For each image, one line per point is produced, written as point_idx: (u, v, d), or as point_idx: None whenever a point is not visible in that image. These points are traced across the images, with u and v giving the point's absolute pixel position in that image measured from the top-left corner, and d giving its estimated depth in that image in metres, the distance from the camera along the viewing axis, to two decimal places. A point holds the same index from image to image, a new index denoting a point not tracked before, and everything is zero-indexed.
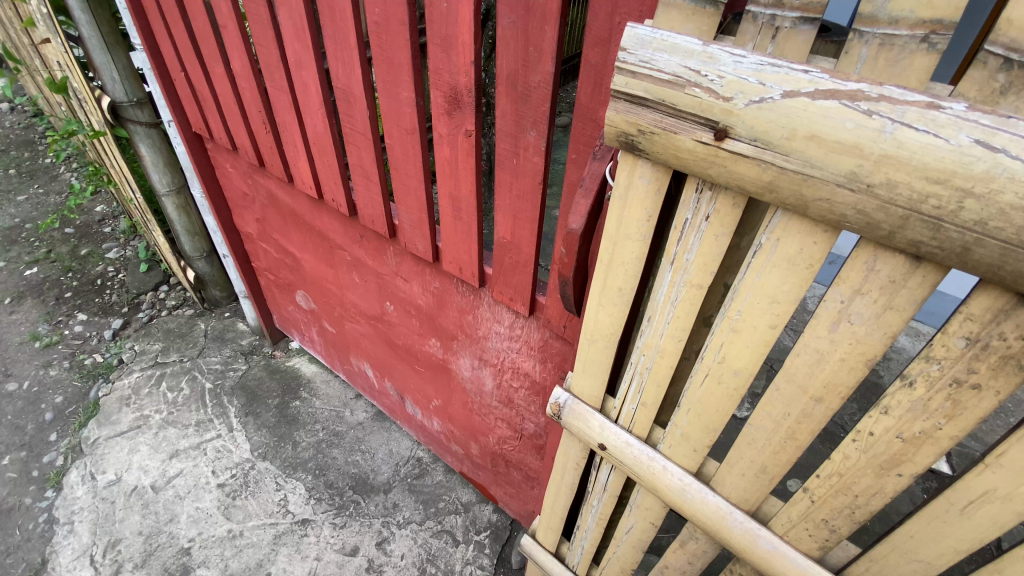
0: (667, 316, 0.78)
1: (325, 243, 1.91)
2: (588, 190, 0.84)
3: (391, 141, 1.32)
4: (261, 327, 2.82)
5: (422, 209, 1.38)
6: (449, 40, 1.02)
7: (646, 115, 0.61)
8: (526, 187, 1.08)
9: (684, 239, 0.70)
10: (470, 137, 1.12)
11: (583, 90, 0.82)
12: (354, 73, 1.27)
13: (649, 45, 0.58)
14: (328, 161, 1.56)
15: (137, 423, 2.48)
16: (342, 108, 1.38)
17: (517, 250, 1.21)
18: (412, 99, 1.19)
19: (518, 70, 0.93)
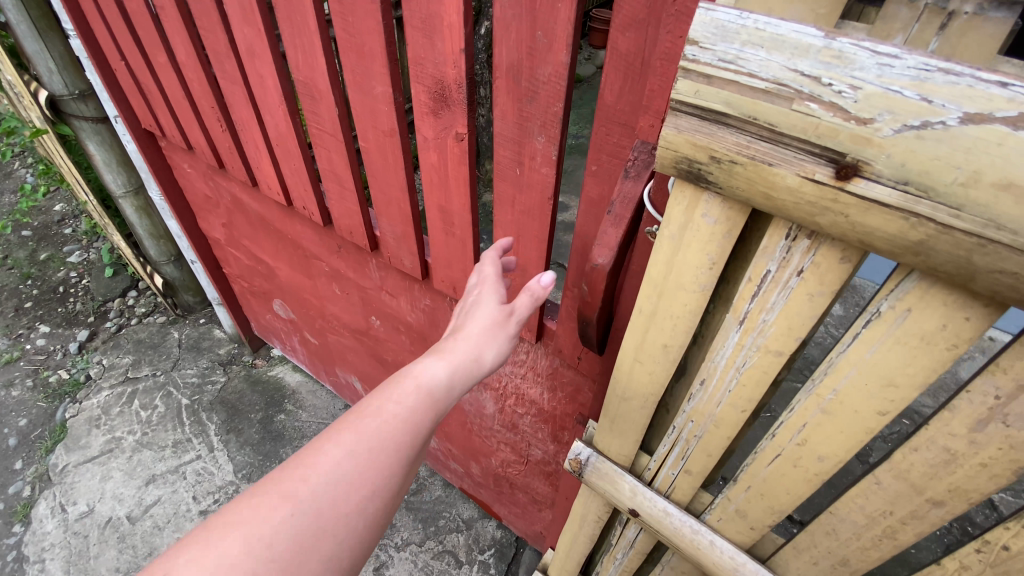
0: (729, 382, 0.61)
1: (299, 251, 1.71)
2: (618, 218, 0.64)
3: (366, 144, 1.12)
4: (238, 335, 2.62)
5: (407, 221, 1.18)
6: (430, 21, 0.81)
7: (725, 137, 0.42)
8: (533, 203, 0.89)
9: (761, 297, 0.52)
10: (462, 140, 0.92)
11: (610, 86, 0.61)
12: (317, 63, 1.06)
13: (735, 38, 0.39)
14: (296, 166, 1.35)
15: (108, 447, 2.30)
16: (306, 104, 1.16)
17: (522, 272, 1.03)
18: (387, 95, 0.98)
19: (522, 61, 0.73)
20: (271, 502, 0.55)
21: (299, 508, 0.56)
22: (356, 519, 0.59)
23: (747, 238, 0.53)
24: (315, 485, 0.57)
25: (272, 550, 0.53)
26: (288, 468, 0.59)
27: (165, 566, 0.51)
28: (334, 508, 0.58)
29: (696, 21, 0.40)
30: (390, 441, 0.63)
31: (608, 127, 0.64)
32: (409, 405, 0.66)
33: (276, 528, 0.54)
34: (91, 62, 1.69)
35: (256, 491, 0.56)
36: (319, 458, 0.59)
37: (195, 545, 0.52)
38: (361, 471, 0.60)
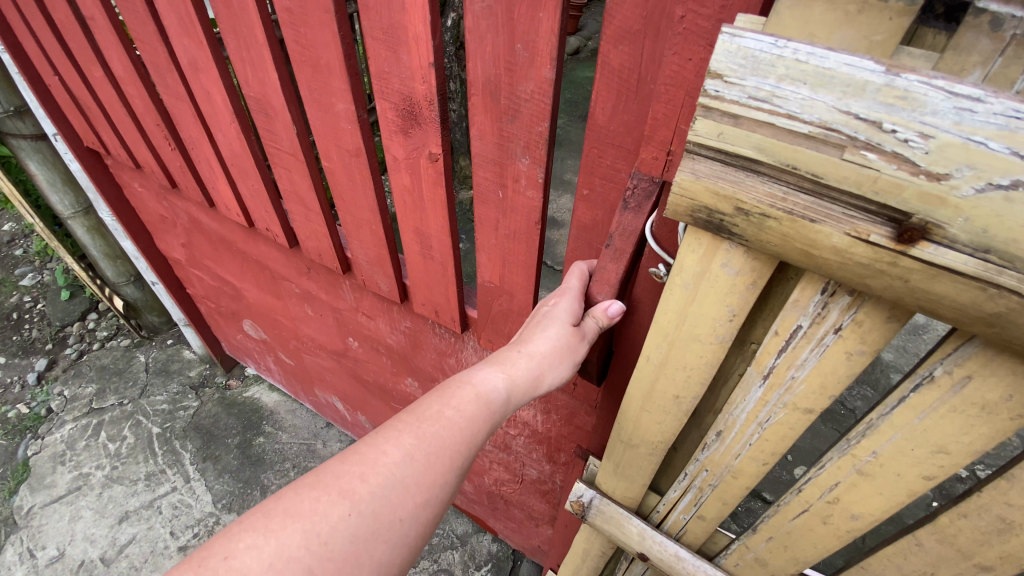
0: (749, 437, 0.55)
1: (266, 273, 1.60)
2: (618, 252, 0.57)
3: (330, 165, 1.02)
4: (208, 355, 2.49)
5: (380, 243, 1.09)
6: (393, 32, 0.72)
7: (757, 186, 0.35)
8: (518, 227, 0.81)
9: (790, 353, 0.45)
10: (436, 160, 0.83)
11: (601, 107, 0.51)
12: (269, 79, 0.95)
13: (770, 73, 0.31)
14: (256, 186, 1.24)
15: (76, 485, 2.17)
16: (261, 121, 1.06)
17: (509, 296, 0.95)
18: (350, 112, 0.89)
19: (501, 78, 0.65)
20: (329, 497, 0.50)
21: (358, 506, 0.50)
22: (413, 524, 0.53)
23: (769, 285, 0.46)
24: (374, 487, 0.52)
25: (329, 548, 0.48)
26: (347, 460, 0.53)
27: (222, 548, 0.46)
28: (390, 513, 0.52)
29: (719, 49, 0.32)
30: (449, 449, 0.57)
31: (600, 150, 0.55)
32: (467, 414, 0.59)
33: (338, 520, 0.49)
34: (21, 77, 1.53)
35: (314, 482, 0.51)
36: (379, 458, 0.53)
37: (253, 530, 0.47)
38: (420, 474, 0.54)
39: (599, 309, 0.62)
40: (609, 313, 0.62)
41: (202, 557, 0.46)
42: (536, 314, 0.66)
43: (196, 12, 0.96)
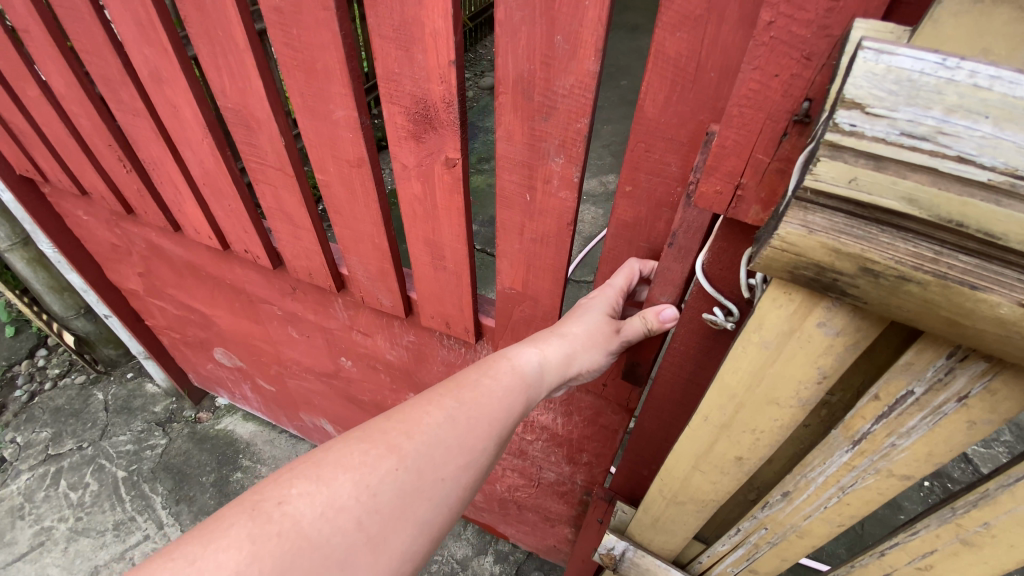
0: (824, 500, 0.48)
1: (242, 296, 1.46)
2: (683, 252, 0.52)
3: (326, 177, 0.90)
4: (174, 387, 2.31)
5: (383, 258, 0.99)
6: (405, 27, 0.62)
7: (892, 243, 0.27)
8: (546, 231, 0.73)
9: (892, 420, 0.39)
10: (452, 165, 0.74)
11: (653, 99, 0.46)
12: (251, 86, 0.83)
13: (940, 105, 0.24)
14: (232, 205, 1.11)
15: (38, 540, 1.98)
16: (240, 134, 0.93)
17: (533, 304, 0.87)
18: (350, 118, 0.78)
19: (536, 72, 0.57)
20: (376, 452, 0.49)
21: (404, 460, 0.49)
22: (457, 487, 0.51)
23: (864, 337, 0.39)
24: (417, 444, 0.51)
25: (376, 501, 0.47)
26: (391, 419, 0.52)
27: (277, 494, 0.45)
28: (432, 471, 0.50)
29: (859, 71, 0.25)
30: (487, 418, 0.55)
31: (648, 146, 0.50)
32: (502, 388, 0.58)
33: (386, 471, 0.48)
34: None
35: (362, 436, 0.50)
36: (422, 418, 0.53)
37: (306, 478, 0.47)
38: (464, 439, 0.53)
39: (654, 313, 0.59)
40: (662, 319, 0.58)
41: (256, 502, 0.45)
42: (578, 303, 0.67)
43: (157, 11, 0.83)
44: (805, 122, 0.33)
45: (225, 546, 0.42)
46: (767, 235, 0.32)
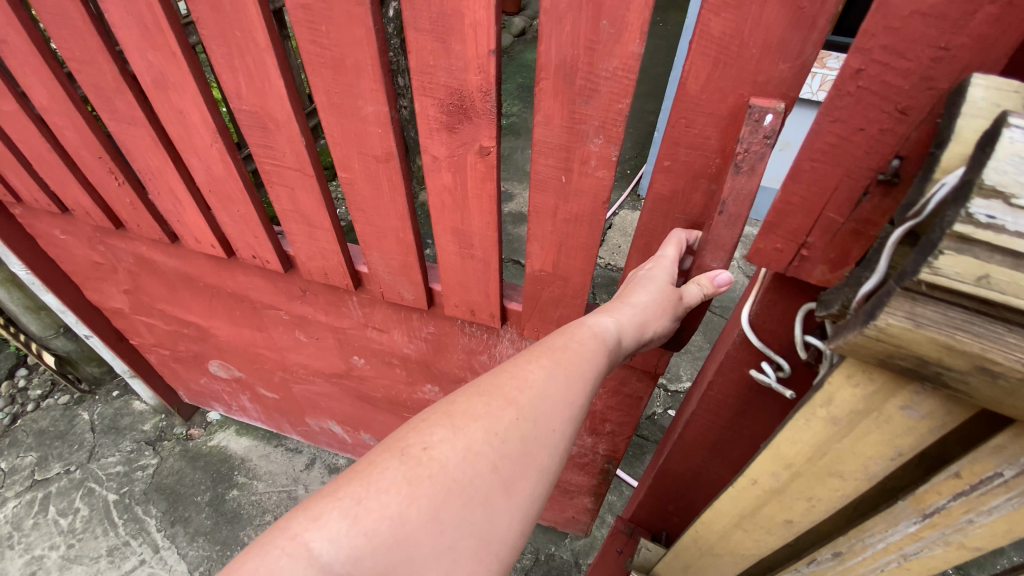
0: (889, 557, 0.60)
1: (243, 304, 1.52)
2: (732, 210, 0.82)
3: (351, 175, 1.03)
4: (163, 405, 2.24)
5: (408, 250, 1.14)
6: (445, 21, 0.78)
7: (1006, 334, 0.39)
8: (583, 208, 0.98)
9: (969, 497, 0.51)
10: (486, 153, 0.92)
11: (697, 76, 0.77)
12: (271, 87, 0.90)
13: None
14: (242, 211, 1.17)
15: (29, 571, 1.91)
16: (256, 136, 1.01)
17: (563, 282, 1.13)
18: (379, 114, 0.90)
19: (579, 56, 0.78)
20: (499, 407, 0.73)
21: (519, 413, 0.73)
22: (559, 433, 0.75)
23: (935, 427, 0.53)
24: (528, 399, 0.75)
25: (505, 444, 0.70)
26: (507, 382, 0.76)
27: (424, 443, 0.68)
28: (542, 420, 0.74)
29: (1008, 152, 0.36)
30: (582, 374, 0.80)
31: (689, 116, 0.82)
32: (589, 348, 0.84)
33: (506, 422, 0.72)
34: None
35: (488, 396, 0.74)
36: (529, 379, 0.77)
37: (448, 429, 0.70)
38: (561, 396, 0.77)
39: (706, 279, 0.92)
40: (716, 282, 0.91)
41: (409, 451, 0.68)
42: (636, 278, 0.96)
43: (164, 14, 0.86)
44: (889, 177, 0.54)
45: (387, 485, 0.64)
46: (865, 324, 0.45)
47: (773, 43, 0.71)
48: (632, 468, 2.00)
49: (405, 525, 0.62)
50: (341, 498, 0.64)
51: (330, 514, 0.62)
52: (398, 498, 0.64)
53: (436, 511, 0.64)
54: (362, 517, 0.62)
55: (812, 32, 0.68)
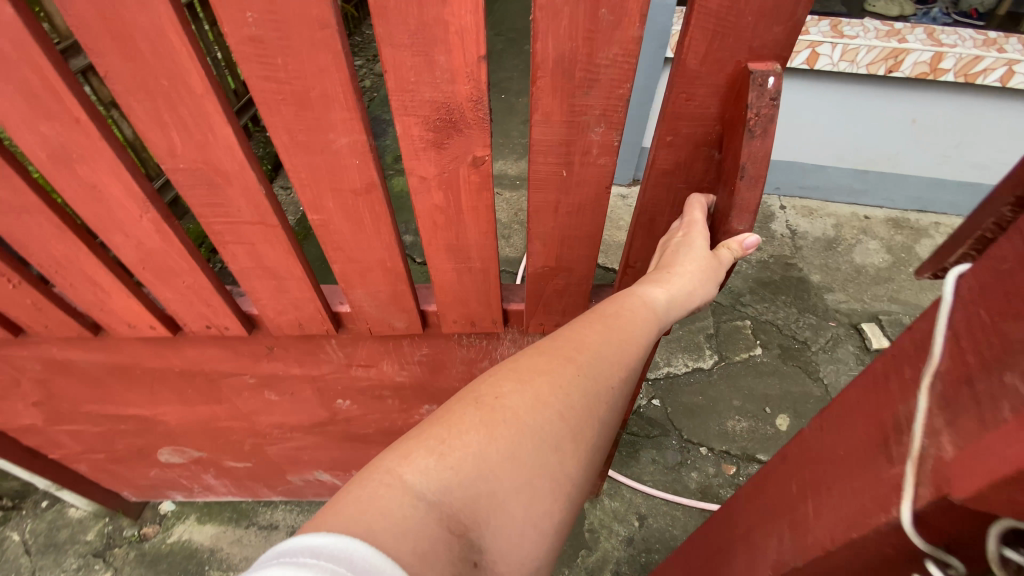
0: None
1: (199, 381, 1.34)
2: (754, 177, 0.87)
3: (326, 216, 0.98)
4: (102, 509, 1.91)
5: (397, 278, 1.14)
6: (426, 32, 0.75)
7: None
8: (588, 196, 1.04)
9: None
10: (480, 162, 0.93)
11: (696, 52, 0.84)
12: (215, 137, 0.79)
13: None
14: (190, 280, 1.01)
15: None
16: (200, 196, 0.88)
17: (568, 273, 1.21)
18: (353, 145, 0.85)
19: (579, 48, 0.81)
20: (561, 363, 0.89)
21: (578, 369, 0.90)
22: (614, 389, 0.92)
23: None
24: (586, 356, 0.91)
25: (570, 398, 0.87)
26: (567, 344, 0.92)
27: (497, 392, 0.84)
28: (602, 377, 0.91)
29: None
30: (631, 334, 0.95)
31: (689, 91, 0.89)
32: (640, 314, 0.98)
33: (568, 378, 0.88)
34: None
35: (549, 354, 0.91)
36: (585, 339, 0.93)
37: (515, 381, 0.86)
38: (615, 353, 0.93)
39: (737, 241, 0.98)
40: (747, 245, 0.97)
41: (482, 399, 0.84)
42: (672, 244, 1.03)
43: (60, 72, 0.68)
44: None
45: (468, 428, 0.80)
46: None
47: (766, 10, 0.79)
48: (629, 469, 1.97)
49: (486, 460, 0.78)
50: (428, 438, 0.79)
51: (421, 451, 0.77)
52: (479, 439, 0.79)
53: (512, 451, 0.80)
54: (448, 454, 0.77)
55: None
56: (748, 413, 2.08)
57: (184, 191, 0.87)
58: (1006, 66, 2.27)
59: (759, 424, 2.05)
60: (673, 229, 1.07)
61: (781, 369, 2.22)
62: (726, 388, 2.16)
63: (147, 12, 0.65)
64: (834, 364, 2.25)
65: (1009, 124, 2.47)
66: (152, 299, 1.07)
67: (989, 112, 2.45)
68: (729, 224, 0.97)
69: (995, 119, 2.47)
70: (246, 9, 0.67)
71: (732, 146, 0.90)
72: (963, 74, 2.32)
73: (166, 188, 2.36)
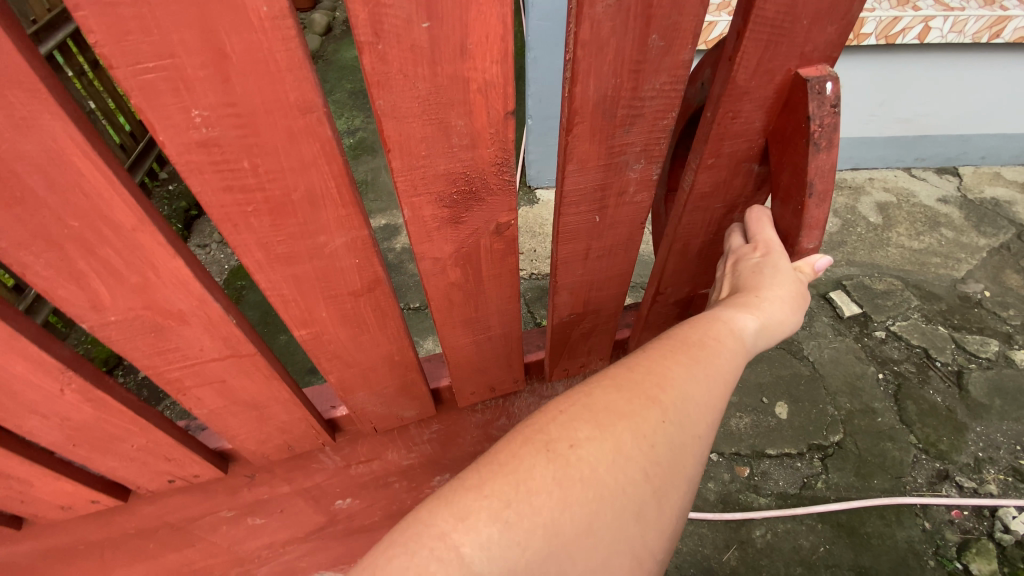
0: None
1: (162, 532, 1.07)
2: (822, 193, 0.77)
3: (316, 326, 0.77)
4: None
5: (406, 368, 0.95)
6: (439, 97, 0.56)
7: None
8: (622, 235, 0.90)
9: None
10: (505, 229, 0.76)
11: (747, 64, 0.70)
12: (159, 275, 0.57)
13: None
14: (141, 441, 0.78)
15: None
16: (147, 344, 0.65)
17: (595, 314, 1.07)
18: (351, 243, 0.65)
19: (622, 85, 0.66)
20: (642, 401, 0.72)
21: (664, 413, 0.72)
22: (703, 438, 0.74)
23: None
24: (671, 397, 0.73)
25: (654, 449, 0.70)
26: (648, 377, 0.74)
27: (570, 440, 0.68)
28: (690, 427, 0.73)
29: None
30: (719, 370, 0.78)
31: (735, 109, 0.76)
32: (726, 346, 0.80)
33: (652, 423, 0.70)
34: None
35: (627, 390, 0.73)
36: (668, 374, 0.75)
37: (588, 428, 0.69)
38: (701, 389, 0.75)
39: (808, 263, 0.87)
40: (820, 267, 0.86)
41: (553, 448, 0.67)
42: (746, 265, 0.87)
43: None
44: None
45: (538, 485, 0.64)
46: None
47: (823, 9, 0.67)
48: None
49: (559, 532, 0.63)
50: (488, 495, 0.64)
51: (480, 516, 0.62)
52: (550, 503, 0.63)
53: (589, 521, 0.64)
54: (515, 524, 0.62)
55: None
56: (748, 408, 2.03)
57: (120, 346, 0.64)
58: (923, 23, 2.31)
59: (761, 417, 2.00)
60: (733, 243, 0.93)
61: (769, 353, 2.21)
62: None
63: (32, 136, 0.42)
64: (815, 339, 2.24)
65: (924, 77, 2.58)
66: (85, 468, 0.82)
67: (907, 68, 2.54)
68: (796, 243, 0.86)
69: (912, 73, 2.57)
70: (189, 106, 0.46)
71: (790, 159, 0.79)
72: (884, 36, 2.34)
73: (40, 308, 1.98)
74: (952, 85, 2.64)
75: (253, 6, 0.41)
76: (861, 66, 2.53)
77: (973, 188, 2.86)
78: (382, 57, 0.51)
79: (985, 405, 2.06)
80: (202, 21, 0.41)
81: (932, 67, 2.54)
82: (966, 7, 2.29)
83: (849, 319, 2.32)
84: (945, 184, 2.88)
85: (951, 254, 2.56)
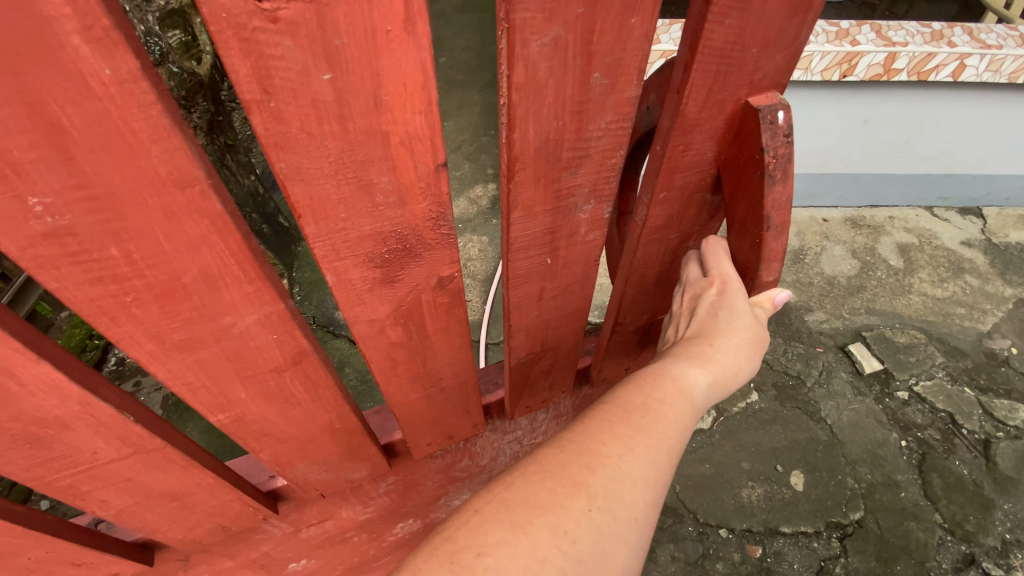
0: None
1: None
2: (779, 227, 0.66)
3: (238, 407, 0.66)
4: None
5: (350, 433, 0.83)
6: (354, 156, 0.46)
7: None
8: (574, 275, 0.79)
9: None
10: (449, 282, 0.66)
11: (698, 94, 0.58)
12: (19, 381, 0.47)
13: None
14: (39, 553, 0.68)
15: None
16: (23, 455, 0.54)
17: (553, 352, 0.95)
18: (265, 319, 0.55)
19: (564, 127, 0.55)
20: (565, 488, 0.56)
21: (591, 502, 0.56)
22: (640, 523, 0.58)
23: None
24: (603, 480, 0.58)
25: (577, 548, 0.54)
26: (576, 456, 0.59)
27: (478, 546, 0.53)
28: (626, 512, 0.57)
29: None
30: (663, 439, 0.62)
31: (686, 143, 0.63)
32: (674, 407, 0.65)
33: (578, 515, 0.55)
34: None
35: (549, 475, 0.58)
36: (601, 448, 0.60)
37: (500, 528, 0.54)
38: (643, 467, 0.60)
39: (768, 297, 0.75)
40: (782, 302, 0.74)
41: (459, 556, 0.52)
42: (699, 304, 0.73)
43: None
44: None
45: None
46: None
47: (773, 33, 0.56)
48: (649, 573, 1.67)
49: None
50: None
51: None
52: None
53: None
54: None
55: (809, 14, 0.56)
56: (761, 477, 1.85)
57: None
58: (958, 61, 2.19)
59: (775, 489, 1.82)
60: (684, 274, 0.79)
61: (779, 412, 2.02)
62: (732, 449, 1.92)
63: None
64: (832, 400, 2.05)
65: (948, 117, 2.43)
66: None
67: (938, 106, 2.38)
68: (755, 276, 0.72)
69: (941, 111, 2.41)
70: (24, 193, 0.36)
71: (742, 190, 0.67)
72: (917, 72, 2.20)
73: None
74: (977, 127, 2.50)
75: (89, 68, 0.32)
76: (894, 99, 2.34)
77: (998, 232, 2.72)
78: (277, 116, 0.40)
79: (1014, 480, 1.87)
80: (24, 93, 0.32)
81: (959, 106, 2.39)
82: (1004, 45, 2.19)
83: (870, 376, 2.13)
84: (969, 226, 2.74)
85: (977, 304, 2.40)
